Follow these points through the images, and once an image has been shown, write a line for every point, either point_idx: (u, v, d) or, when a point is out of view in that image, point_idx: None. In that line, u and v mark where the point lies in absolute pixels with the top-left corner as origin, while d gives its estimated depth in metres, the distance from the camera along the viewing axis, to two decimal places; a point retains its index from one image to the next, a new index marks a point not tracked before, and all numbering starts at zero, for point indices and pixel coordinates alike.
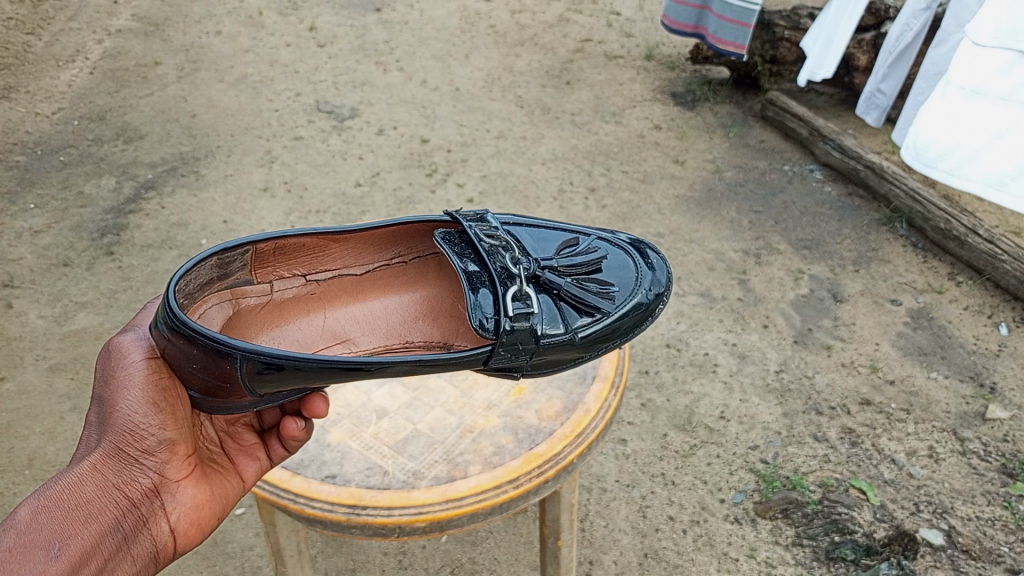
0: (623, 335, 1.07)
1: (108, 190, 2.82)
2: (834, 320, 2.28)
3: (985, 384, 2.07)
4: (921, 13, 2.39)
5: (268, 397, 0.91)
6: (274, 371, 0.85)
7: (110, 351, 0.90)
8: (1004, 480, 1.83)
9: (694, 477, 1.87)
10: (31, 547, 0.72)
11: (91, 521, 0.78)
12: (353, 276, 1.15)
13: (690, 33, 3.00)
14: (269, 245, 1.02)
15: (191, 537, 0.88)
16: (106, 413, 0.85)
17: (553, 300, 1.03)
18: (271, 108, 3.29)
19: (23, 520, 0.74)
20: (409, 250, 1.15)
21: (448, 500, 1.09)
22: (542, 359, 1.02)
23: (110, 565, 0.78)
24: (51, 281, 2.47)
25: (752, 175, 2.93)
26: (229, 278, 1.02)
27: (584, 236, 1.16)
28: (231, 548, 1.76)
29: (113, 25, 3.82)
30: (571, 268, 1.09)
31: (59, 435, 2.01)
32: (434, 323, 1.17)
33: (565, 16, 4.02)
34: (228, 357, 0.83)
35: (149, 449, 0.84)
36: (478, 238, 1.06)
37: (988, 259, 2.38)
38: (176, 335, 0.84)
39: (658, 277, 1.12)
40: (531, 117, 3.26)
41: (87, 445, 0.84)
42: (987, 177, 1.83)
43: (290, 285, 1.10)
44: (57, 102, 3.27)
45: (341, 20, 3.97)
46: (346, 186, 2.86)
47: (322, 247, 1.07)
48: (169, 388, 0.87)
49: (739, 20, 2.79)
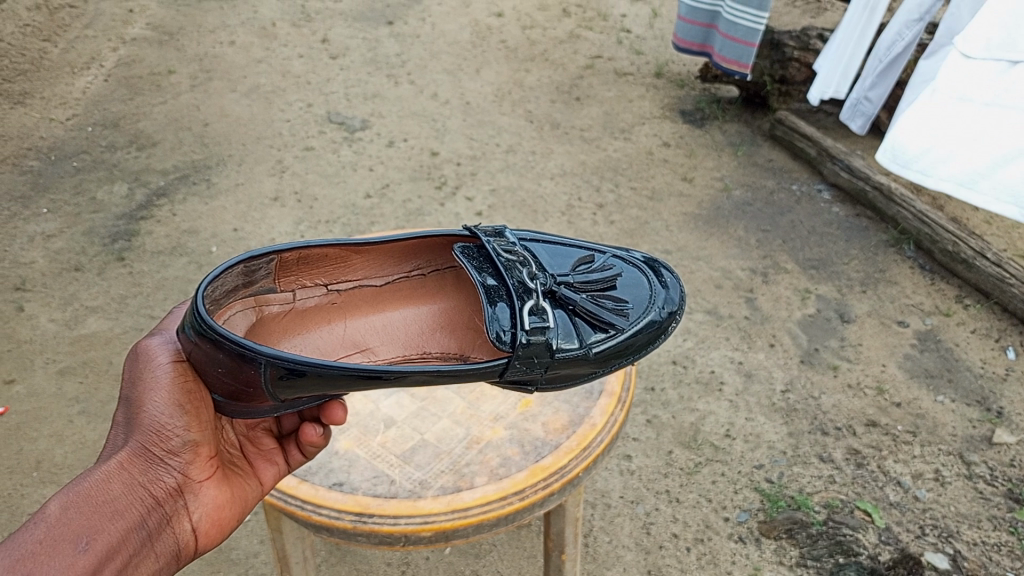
0: (636, 352, 1.08)
1: (120, 196, 2.85)
2: (840, 340, 2.28)
3: (991, 408, 2.07)
4: (914, 24, 2.44)
5: (289, 402, 0.93)
6: (297, 376, 0.87)
7: (137, 354, 0.92)
8: (1010, 505, 1.83)
9: (698, 495, 1.86)
10: (60, 539, 0.72)
11: (118, 517, 0.78)
12: (373, 287, 1.16)
13: (698, 51, 3.02)
14: (294, 255, 1.04)
15: (210, 538, 0.90)
16: (132, 413, 0.86)
17: (568, 315, 1.04)
18: (282, 118, 3.32)
19: (52, 514, 0.74)
20: (428, 263, 1.17)
21: (454, 511, 1.09)
22: (557, 373, 1.03)
23: (136, 561, 0.79)
24: (62, 286, 2.48)
25: (761, 195, 2.94)
26: (254, 285, 1.03)
27: (600, 253, 1.17)
28: (235, 556, 1.76)
29: (128, 34, 3.86)
30: (586, 284, 1.10)
31: (67, 439, 2.02)
32: (451, 334, 1.17)
33: (576, 33, 4.05)
34: (253, 362, 0.85)
35: (174, 449, 0.86)
36: (497, 253, 1.08)
37: (996, 283, 2.38)
38: (203, 339, 0.86)
39: (672, 295, 1.12)
40: (540, 132, 3.29)
41: (113, 445, 0.85)
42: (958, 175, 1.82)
43: (312, 293, 1.11)
44: (71, 108, 3.31)
45: (353, 33, 4.01)
46: (356, 198, 2.88)
47: (344, 257, 1.09)
48: (193, 391, 0.89)
49: (743, 39, 2.77)
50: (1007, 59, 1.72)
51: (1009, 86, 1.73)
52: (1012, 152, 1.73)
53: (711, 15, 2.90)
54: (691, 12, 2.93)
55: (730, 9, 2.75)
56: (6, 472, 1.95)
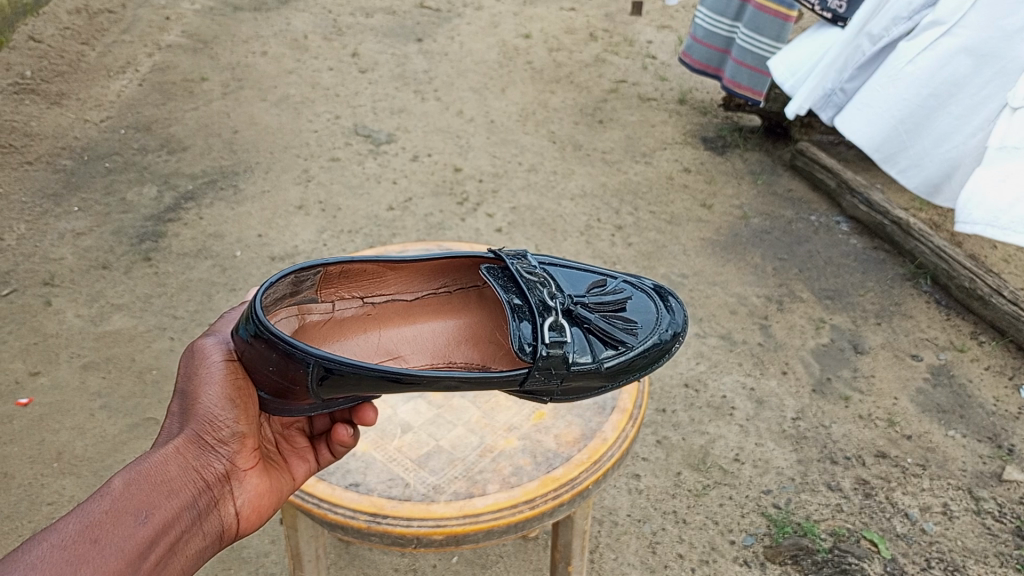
0: (642, 369, 1.11)
1: (149, 198, 2.92)
2: (853, 371, 2.29)
3: (1002, 445, 2.07)
4: (903, 20, 2.16)
5: (327, 402, 0.98)
6: (340, 377, 0.92)
7: (192, 351, 0.98)
8: (1017, 541, 1.82)
9: (705, 517, 1.88)
10: (122, 511, 0.77)
11: (172, 496, 0.83)
12: (405, 302, 1.20)
13: (711, 74, 3.05)
14: (337, 268, 1.08)
15: (249, 523, 0.94)
16: (187, 404, 0.91)
17: (584, 333, 1.08)
18: (310, 129, 3.39)
19: (116, 487, 0.79)
20: (455, 282, 1.20)
21: (467, 516, 1.12)
22: (570, 385, 1.06)
23: (185, 538, 0.83)
24: (89, 282, 2.54)
25: (779, 224, 2.96)
26: (299, 295, 1.08)
27: (612, 278, 1.20)
28: (245, 555, 1.79)
29: (164, 40, 3.96)
30: (600, 305, 1.13)
31: (87, 432, 2.07)
32: (475, 348, 1.20)
33: (602, 57, 4.11)
34: (301, 361, 0.90)
35: (223, 438, 0.90)
36: (520, 274, 1.11)
37: (1011, 321, 2.38)
38: (257, 339, 0.91)
39: (677, 318, 1.16)
40: (562, 153, 3.33)
41: (168, 432, 0.90)
42: (985, 214, 1.85)
43: (349, 305, 1.16)
44: (106, 111, 3.40)
45: (383, 48, 4.09)
46: (379, 210, 2.93)
47: (380, 273, 1.13)
48: (242, 387, 0.94)
49: (757, 67, 2.80)
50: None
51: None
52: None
53: (727, 40, 2.92)
54: (708, 36, 2.97)
55: (745, 37, 2.78)
56: (27, 462, 1.99)
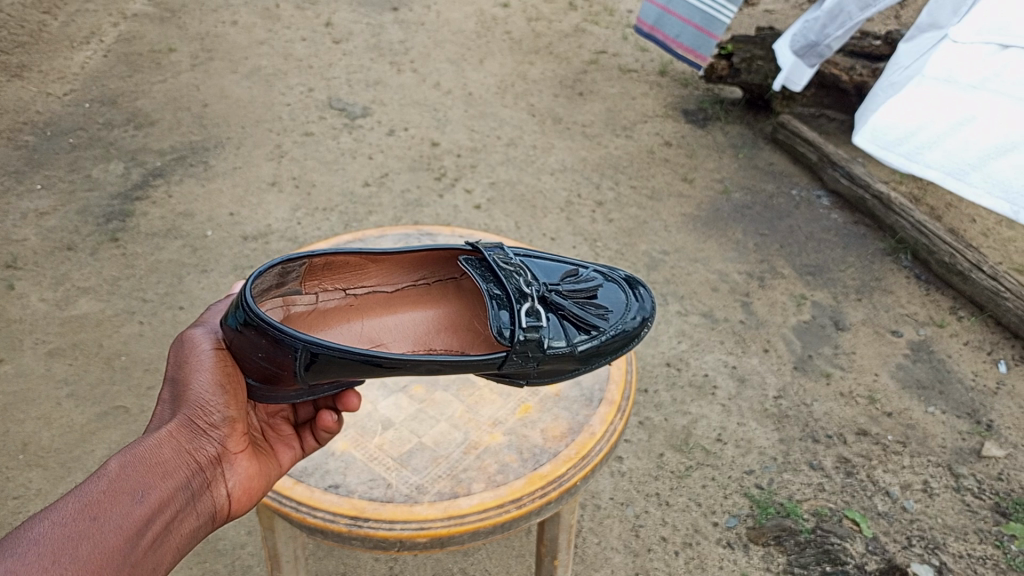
0: (614, 353, 1.08)
1: (116, 175, 2.82)
2: (834, 348, 2.28)
3: (982, 421, 2.08)
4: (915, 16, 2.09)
5: (313, 389, 0.95)
6: (328, 362, 0.89)
7: (181, 342, 0.94)
8: (997, 518, 1.83)
9: (688, 499, 1.87)
10: (119, 491, 0.74)
11: (168, 477, 0.79)
12: (384, 293, 1.16)
13: (647, 31, 2.84)
14: (321, 260, 1.04)
15: (241, 505, 0.90)
16: (178, 391, 0.87)
17: (559, 319, 1.04)
18: (283, 102, 3.29)
19: (112, 468, 0.76)
20: (434, 274, 1.16)
21: (450, 517, 1.09)
22: (545, 368, 1.03)
23: (180, 518, 0.80)
24: (54, 265, 2.46)
25: (760, 198, 2.93)
26: (285, 286, 1.04)
27: (583, 266, 1.16)
28: (221, 546, 1.75)
29: (130, 9, 3.83)
30: (574, 292, 1.10)
31: (54, 421, 2.01)
32: (455, 335, 1.16)
33: (582, 27, 4.03)
34: (290, 347, 0.87)
35: (215, 422, 0.87)
36: (497, 263, 1.07)
37: (991, 296, 2.38)
38: (247, 326, 0.88)
39: (645, 304, 1.12)
40: (542, 126, 3.27)
41: (160, 418, 0.86)
42: (943, 162, 1.86)
43: (332, 297, 1.11)
44: (69, 83, 3.27)
45: (357, 17, 3.97)
46: (355, 186, 2.86)
47: (361, 265, 1.09)
48: (231, 374, 0.91)
49: (704, 26, 2.66)
50: (997, 42, 1.73)
51: (996, 69, 1.73)
52: (996, 135, 1.74)
53: None
54: None
55: None
56: None
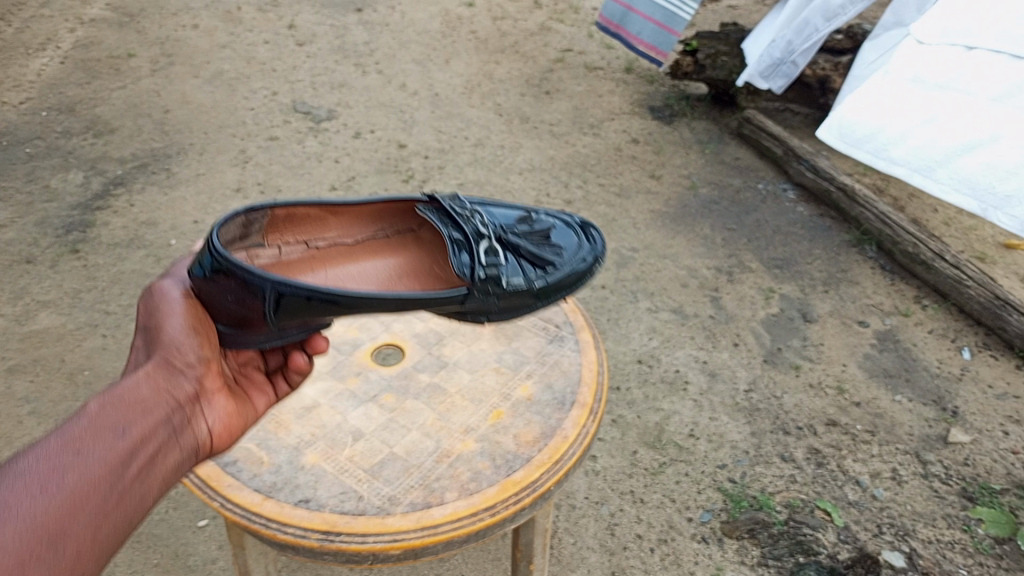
0: (573, 289, 1.11)
1: (75, 185, 2.76)
2: (802, 340, 2.31)
3: (947, 407, 2.12)
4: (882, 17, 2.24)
5: (283, 331, 0.99)
6: (296, 301, 0.93)
7: (150, 293, 0.95)
8: (963, 503, 1.87)
9: (662, 495, 1.88)
10: (101, 428, 0.76)
11: (149, 411, 0.81)
12: (346, 246, 1.16)
13: (612, 30, 2.85)
14: (283, 211, 1.07)
15: (228, 437, 0.93)
16: (152, 336, 0.89)
17: (517, 257, 1.08)
18: (246, 107, 3.25)
19: (92, 409, 0.77)
20: (393, 226, 1.19)
21: (424, 528, 1.08)
22: (507, 304, 1.06)
23: (167, 451, 0.82)
24: (12, 279, 2.40)
25: (727, 193, 2.96)
26: (249, 239, 1.05)
27: (536, 212, 1.20)
28: (192, 562, 1.72)
29: (86, 14, 3.75)
30: (530, 233, 1.13)
31: (15, 440, 1.96)
32: (416, 278, 1.14)
33: (547, 25, 4.03)
34: (260, 289, 0.91)
35: (191, 361, 0.88)
36: (454, 209, 1.11)
37: (954, 284, 2.43)
38: (217, 272, 0.91)
39: (598, 242, 1.16)
40: (509, 126, 3.26)
41: (137, 362, 0.88)
42: (910, 159, 1.88)
43: (293, 250, 1.12)
44: (25, 91, 3.20)
45: (321, 19, 3.93)
46: (321, 190, 2.83)
47: (322, 218, 1.12)
48: (199, 319, 0.93)
49: (664, 23, 2.67)
50: (963, 42, 1.81)
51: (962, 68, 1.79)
52: (960, 133, 1.79)
53: None
54: None
55: None
56: None
